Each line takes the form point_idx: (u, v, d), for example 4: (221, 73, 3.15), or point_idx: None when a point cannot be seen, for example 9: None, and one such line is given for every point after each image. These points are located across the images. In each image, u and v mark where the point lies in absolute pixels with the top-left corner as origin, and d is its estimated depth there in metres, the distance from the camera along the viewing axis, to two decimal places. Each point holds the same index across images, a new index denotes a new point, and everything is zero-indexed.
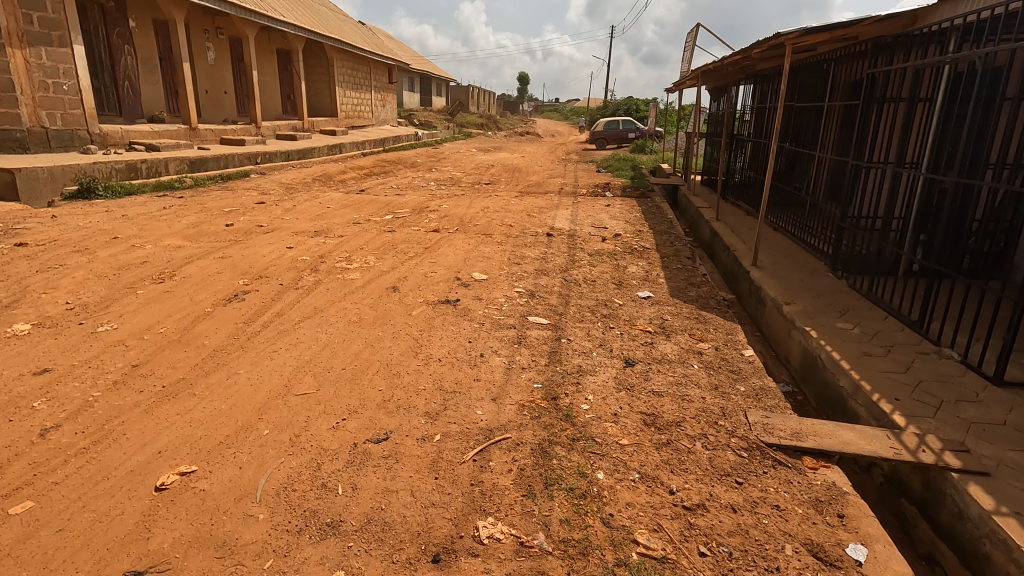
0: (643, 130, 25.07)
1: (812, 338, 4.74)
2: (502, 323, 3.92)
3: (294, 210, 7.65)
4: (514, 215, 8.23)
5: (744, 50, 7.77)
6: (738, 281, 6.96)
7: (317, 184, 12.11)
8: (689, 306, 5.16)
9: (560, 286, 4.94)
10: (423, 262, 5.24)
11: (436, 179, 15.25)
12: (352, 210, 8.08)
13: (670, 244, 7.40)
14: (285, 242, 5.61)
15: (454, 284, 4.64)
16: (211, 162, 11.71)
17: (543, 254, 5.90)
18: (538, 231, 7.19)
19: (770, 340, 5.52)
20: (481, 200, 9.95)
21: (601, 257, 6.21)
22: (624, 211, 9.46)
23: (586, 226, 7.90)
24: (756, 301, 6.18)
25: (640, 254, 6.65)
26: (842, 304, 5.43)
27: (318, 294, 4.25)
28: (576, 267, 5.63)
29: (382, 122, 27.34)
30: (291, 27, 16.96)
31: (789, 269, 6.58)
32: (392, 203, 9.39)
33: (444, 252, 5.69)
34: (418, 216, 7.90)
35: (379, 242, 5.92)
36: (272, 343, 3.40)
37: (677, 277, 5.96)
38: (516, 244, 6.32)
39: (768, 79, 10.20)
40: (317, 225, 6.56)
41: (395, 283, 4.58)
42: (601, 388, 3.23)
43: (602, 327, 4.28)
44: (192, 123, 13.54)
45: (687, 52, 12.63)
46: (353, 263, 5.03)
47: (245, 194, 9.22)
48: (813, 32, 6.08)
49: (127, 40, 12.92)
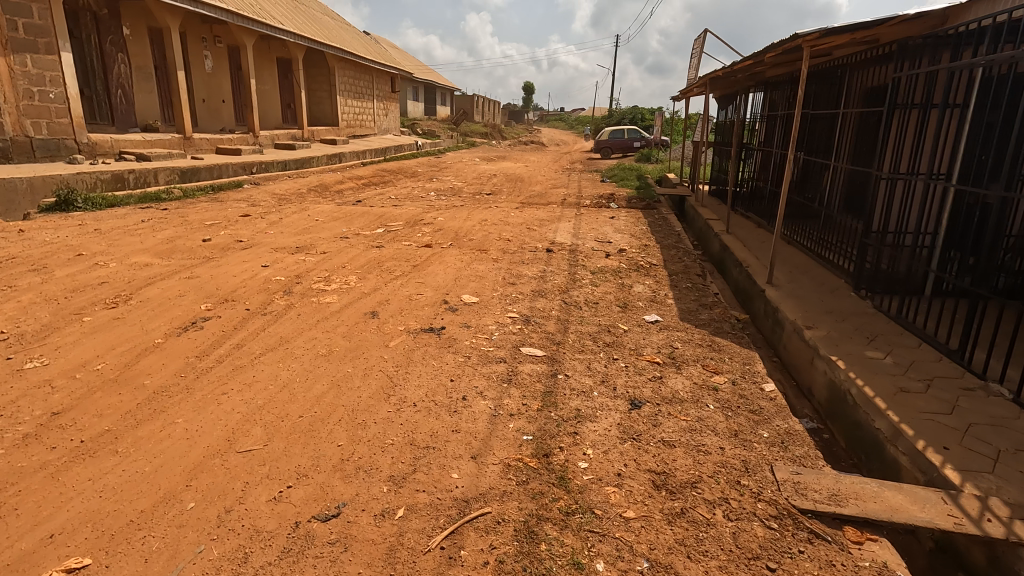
0: (649, 139, 24.74)
1: (839, 369, 4.26)
2: (491, 357, 3.46)
3: (280, 223, 7.26)
4: (513, 228, 7.78)
5: (757, 54, 7.33)
6: (752, 301, 6.48)
7: (312, 194, 11.75)
8: (701, 332, 4.69)
9: (558, 310, 4.48)
10: (409, 282, 4.80)
11: (436, 189, 14.86)
12: (342, 222, 7.68)
13: (678, 260, 6.93)
14: (262, 260, 5.20)
15: (441, 308, 4.19)
16: (203, 172, 11.38)
17: (541, 272, 5.46)
18: (537, 246, 6.75)
19: (790, 367, 5.06)
20: (479, 212, 9.55)
21: (604, 275, 5.76)
22: (629, 224, 9.01)
23: (588, 240, 7.44)
24: (772, 323, 5.70)
25: (646, 271, 6.18)
26: (869, 329, 4.95)
27: (287, 320, 3.81)
28: (577, 286, 5.18)
29: (385, 131, 27.10)
30: (290, 35, 16.72)
31: (808, 288, 6.11)
32: (386, 215, 9.00)
33: (433, 270, 5.25)
34: (412, 229, 7.49)
35: (364, 259, 5.50)
36: (222, 382, 2.95)
37: (687, 297, 5.49)
38: (513, 260, 5.88)
39: (780, 86, 9.78)
40: (301, 240, 6.15)
41: (375, 307, 4.14)
42: (602, 439, 2.76)
43: (605, 358, 3.81)
44: (186, 132, 13.24)
45: (694, 58, 12.22)
46: (331, 283, 4.60)
47: (233, 206, 8.84)
48: (834, 33, 5.64)
49: (120, 48, 12.67)
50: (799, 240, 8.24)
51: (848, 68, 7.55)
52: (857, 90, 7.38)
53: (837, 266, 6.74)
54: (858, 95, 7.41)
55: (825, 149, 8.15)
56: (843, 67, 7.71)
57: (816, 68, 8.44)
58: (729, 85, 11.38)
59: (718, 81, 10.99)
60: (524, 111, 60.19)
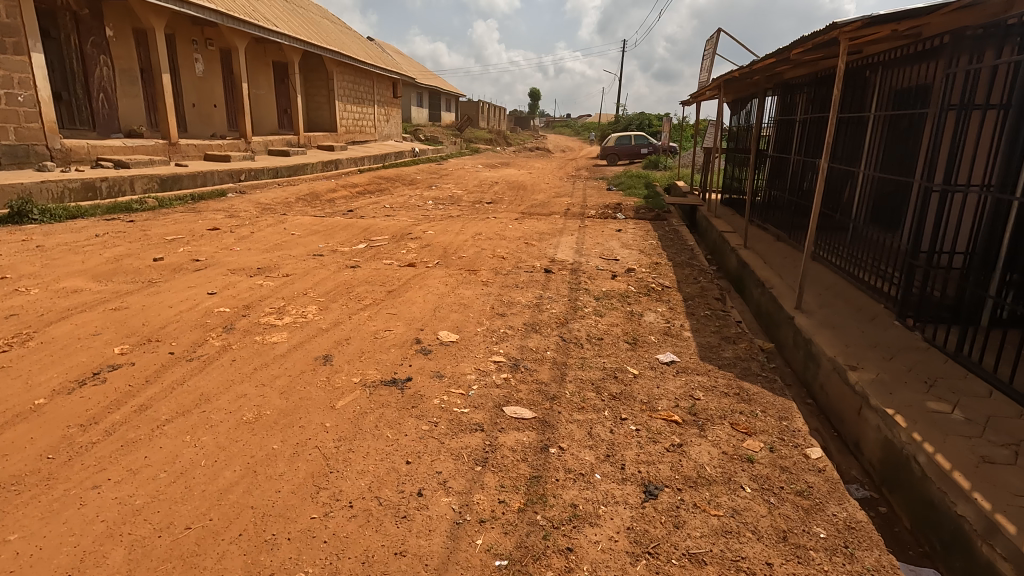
0: (656, 145, 23.97)
1: (897, 425, 3.47)
2: (465, 424, 2.70)
3: (251, 237, 6.56)
4: (509, 244, 7.04)
5: (780, 51, 6.59)
6: (779, 330, 5.71)
7: (300, 205, 11.08)
8: (726, 375, 3.91)
9: (554, 350, 3.73)
10: (379, 314, 4.06)
11: (434, 197, 14.17)
12: (321, 237, 6.98)
13: (694, 281, 6.16)
14: (213, 283, 4.48)
15: (410, 351, 3.44)
16: (186, 180, 10.78)
17: (537, 299, 4.72)
18: (535, 265, 6.00)
19: (831, 414, 4.29)
20: (474, 224, 8.82)
21: (610, 301, 5.00)
22: (638, 238, 8.25)
23: (592, 257, 6.69)
24: (806, 358, 4.93)
25: (658, 296, 5.41)
26: (925, 370, 4.18)
27: (216, 369, 3.07)
28: (577, 317, 4.43)
29: (386, 137, 26.50)
30: (284, 38, 16.14)
31: (844, 317, 5.34)
32: (371, 227, 8.27)
33: (412, 297, 4.51)
34: (398, 245, 6.75)
35: (333, 283, 4.77)
36: (99, 468, 2.21)
37: (707, 329, 4.72)
38: (505, 284, 5.13)
39: (801, 88, 9.03)
40: (266, 259, 5.44)
41: (330, 349, 3.40)
42: (606, 560, 1.99)
43: (610, 419, 3.04)
44: (172, 138, 12.64)
45: (707, 60, 11.48)
46: (284, 316, 3.86)
47: (208, 218, 8.16)
48: (877, 24, 4.89)
49: (103, 50, 12.11)
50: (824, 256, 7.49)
51: (877, 68, 6.87)
52: (889, 92, 6.69)
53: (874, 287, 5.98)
54: (889, 98, 6.73)
55: (852, 156, 7.42)
56: (872, 67, 7.04)
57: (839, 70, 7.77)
58: (744, 89, 10.64)
59: (733, 83, 10.26)
60: (530, 117, 59.60)
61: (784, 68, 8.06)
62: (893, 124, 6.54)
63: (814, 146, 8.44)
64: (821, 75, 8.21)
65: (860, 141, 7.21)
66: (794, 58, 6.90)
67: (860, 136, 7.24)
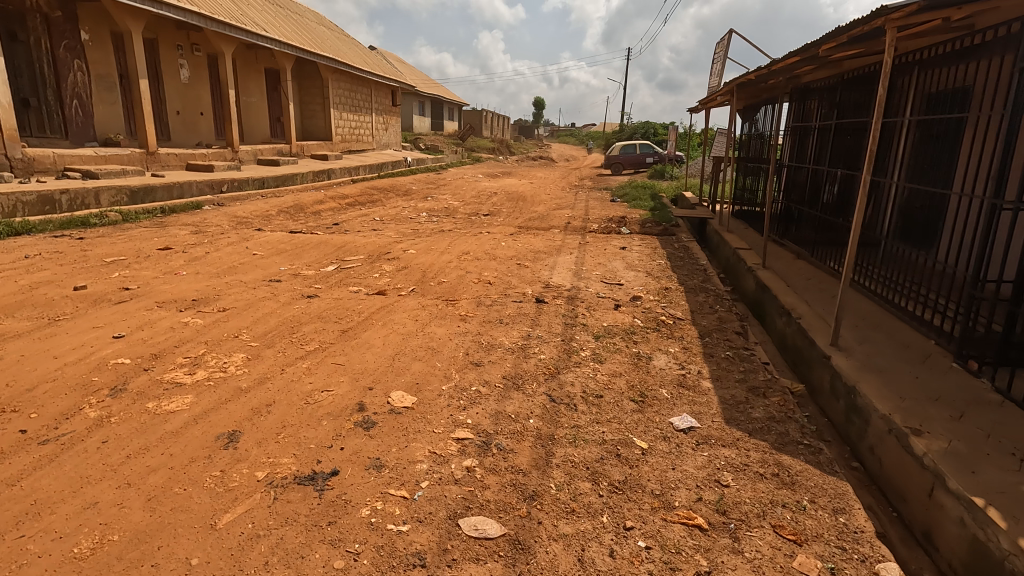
0: (662, 154, 23.20)
1: (993, 524, 2.61)
2: (398, 557, 1.87)
3: (204, 258, 5.78)
4: (498, 265, 6.23)
5: (807, 47, 5.78)
6: (812, 372, 4.86)
7: (281, 218, 10.38)
8: (758, 446, 3.06)
9: (538, 417, 2.91)
10: (323, 366, 3.24)
11: (428, 209, 13.42)
12: (287, 257, 6.19)
13: (710, 311, 5.32)
14: (127, 322, 3.68)
15: (347, 423, 2.61)
16: (160, 191, 10.13)
17: (523, 340, 3.90)
18: (526, 293, 5.19)
19: (890, 490, 3.44)
20: (463, 241, 8.02)
21: (612, 341, 4.18)
22: (644, 256, 7.43)
23: (593, 282, 5.86)
24: (849, 411, 4.08)
25: (670, 333, 4.57)
26: (1010, 436, 3.32)
27: (72, 457, 2.25)
28: (571, 364, 3.61)
29: (385, 146, 25.87)
30: (274, 43, 15.51)
31: (891, 359, 4.49)
32: (350, 243, 7.48)
33: (370, 340, 3.69)
34: (372, 267, 5.95)
35: (277, 319, 3.94)
36: None
37: (731, 377, 3.88)
38: (486, 319, 4.30)
39: (823, 91, 8.23)
40: (209, 287, 4.64)
41: (240, 424, 2.57)
42: None
43: (610, 530, 2.20)
44: (149, 147, 11.99)
45: (717, 64, 10.72)
46: (197, 370, 3.04)
47: (171, 234, 7.42)
48: (932, 10, 4.07)
49: (77, 54, 11.49)
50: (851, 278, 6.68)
51: (906, 68, 6.10)
52: (920, 94, 5.91)
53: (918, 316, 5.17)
54: (918, 102, 6.00)
55: (876, 166, 6.65)
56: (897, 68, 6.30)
57: (862, 72, 6.99)
58: (758, 94, 9.86)
59: (747, 88, 9.47)
60: (535, 126, 59.08)
61: (807, 69, 7.27)
62: (923, 130, 5.80)
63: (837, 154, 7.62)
64: (846, 76, 7.40)
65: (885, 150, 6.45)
66: (821, 56, 6.10)
67: (885, 144, 6.48)
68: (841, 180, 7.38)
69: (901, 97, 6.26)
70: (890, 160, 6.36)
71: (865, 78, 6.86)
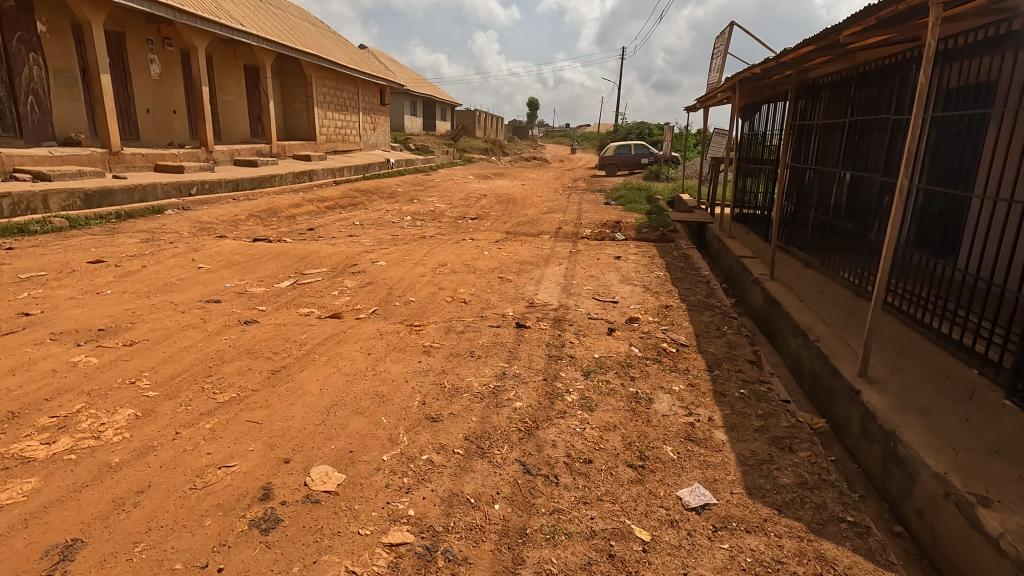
0: (657, 154, 22.52)
1: None
2: None
3: (139, 273, 5.04)
4: (477, 280, 5.53)
5: (824, 34, 5.11)
6: (836, 408, 4.19)
7: (251, 223, 9.67)
8: (792, 529, 2.36)
9: (504, 501, 2.20)
10: (233, 425, 2.52)
11: (413, 213, 12.70)
12: (237, 271, 5.46)
13: (717, 334, 4.64)
14: (0, 362, 2.96)
15: (238, 523, 1.90)
16: (118, 194, 9.39)
17: (496, 381, 3.21)
18: (505, 315, 4.50)
19: (952, 571, 2.76)
20: (442, 250, 7.33)
21: (604, 378, 3.49)
22: (641, 267, 6.75)
23: (584, 299, 5.18)
24: (888, 461, 3.40)
25: (673, 364, 3.89)
26: None
27: None
28: (554, 415, 2.92)
29: (374, 146, 25.10)
30: (252, 37, 14.69)
31: (931, 397, 3.80)
32: (317, 252, 6.76)
33: (306, 385, 2.97)
34: (332, 282, 5.22)
35: (196, 355, 3.22)
36: None
37: (748, 426, 3.20)
38: (454, 352, 3.58)
39: (830, 88, 7.59)
40: (127, 312, 3.91)
41: (86, 527, 1.85)
42: None
43: None
44: (112, 147, 11.24)
45: (717, 60, 10.09)
46: (60, 436, 2.32)
47: (118, 242, 6.68)
48: None
49: (32, 47, 10.73)
50: (862, 288, 6.11)
51: None
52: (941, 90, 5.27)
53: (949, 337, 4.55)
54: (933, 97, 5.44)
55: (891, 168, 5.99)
56: (911, 61, 5.73)
57: (876, 65, 6.36)
58: (760, 91, 9.23)
59: (749, 85, 8.82)
60: (529, 126, 58.37)
61: (818, 62, 6.63)
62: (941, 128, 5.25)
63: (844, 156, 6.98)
64: (858, 71, 6.77)
65: (896, 149, 5.87)
66: (837, 44, 5.44)
67: (901, 144, 5.82)
68: (851, 183, 6.72)
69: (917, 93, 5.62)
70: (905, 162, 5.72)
71: (880, 71, 6.23)
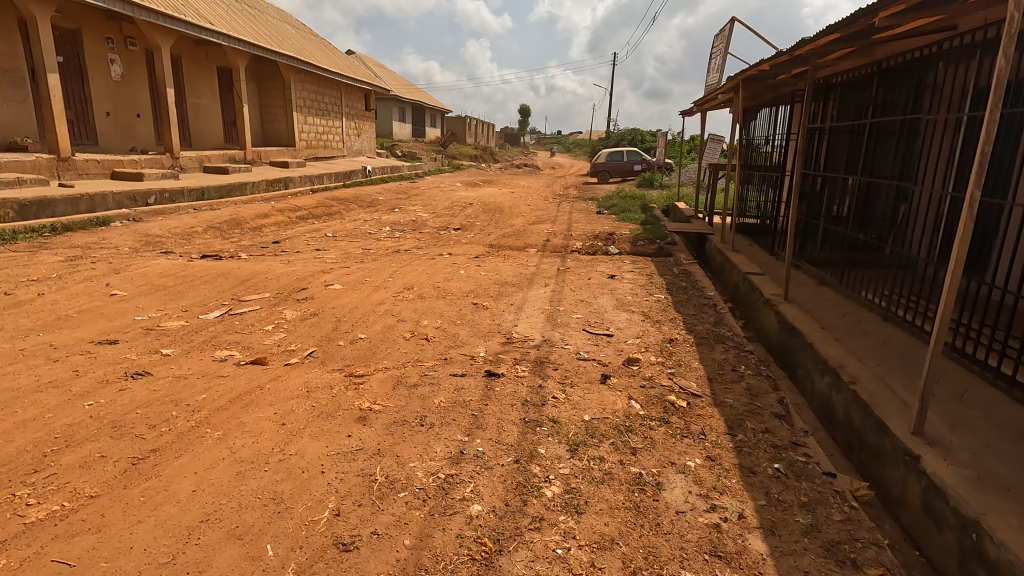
0: (650, 161, 21.80)
1: None
2: None
3: (32, 303, 4.16)
4: (447, 308, 4.67)
5: (853, 18, 4.30)
6: (884, 474, 3.36)
7: (208, 237, 8.77)
8: None
9: None
10: (28, 572, 1.65)
11: (392, 223, 11.81)
12: (159, 298, 4.57)
13: (734, 378, 3.79)
14: None
15: None
16: (60, 204, 8.47)
17: (447, 468, 2.34)
18: (476, 359, 3.63)
19: None
20: (413, 268, 6.47)
21: (596, 454, 2.64)
22: (638, 289, 5.93)
23: (573, 332, 4.34)
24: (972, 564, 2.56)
25: (685, 427, 3.04)
26: None
27: None
28: (523, 526, 2.06)
29: (359, 152, 24.22)
30: (222, 37, 13.75)
31: (1015, 466, 2.94)
32: (268, 271, 5.87)
33: (173, 483, 2.09)
34: (270, 313, 4.33)
35: (35, 435, 2.34)
36: None
37: (793, 526, 2.33)
38: (398, 420, 2.70)
39: (837, 88, 6.88)
40: None
41: None
42: None
43: None
44: (62, 152, 10.34)
45: (717, 59, 9.33)
46: None
47: (35, 261, 5.78)
48: None
49: None
50: (881, 309, 5.33)
51: (961, 55, 4.75)
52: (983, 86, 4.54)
53: (1008, 378, 3.68)
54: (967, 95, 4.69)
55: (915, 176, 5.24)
56: (941, 55, 4.98)
57: (895, 61, 5.65)
58: (764, 93, 8.48)
59: (753, 85, 8.07)
60: (520, 133, 57.69)
61: (834, 56, 5.82)
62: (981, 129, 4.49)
63: (855, 162, 6.23)
64: (872, 68, 6.06)
65: (921, 154, 5.13)
66: (869, 30, 4.60)
67: (927, 148, 5.08)
68: (864, 192, 5.96)
69: (948, 91, 4.92)
70: (935, 168, 4.99)
71: (902, 65, 5.44)
